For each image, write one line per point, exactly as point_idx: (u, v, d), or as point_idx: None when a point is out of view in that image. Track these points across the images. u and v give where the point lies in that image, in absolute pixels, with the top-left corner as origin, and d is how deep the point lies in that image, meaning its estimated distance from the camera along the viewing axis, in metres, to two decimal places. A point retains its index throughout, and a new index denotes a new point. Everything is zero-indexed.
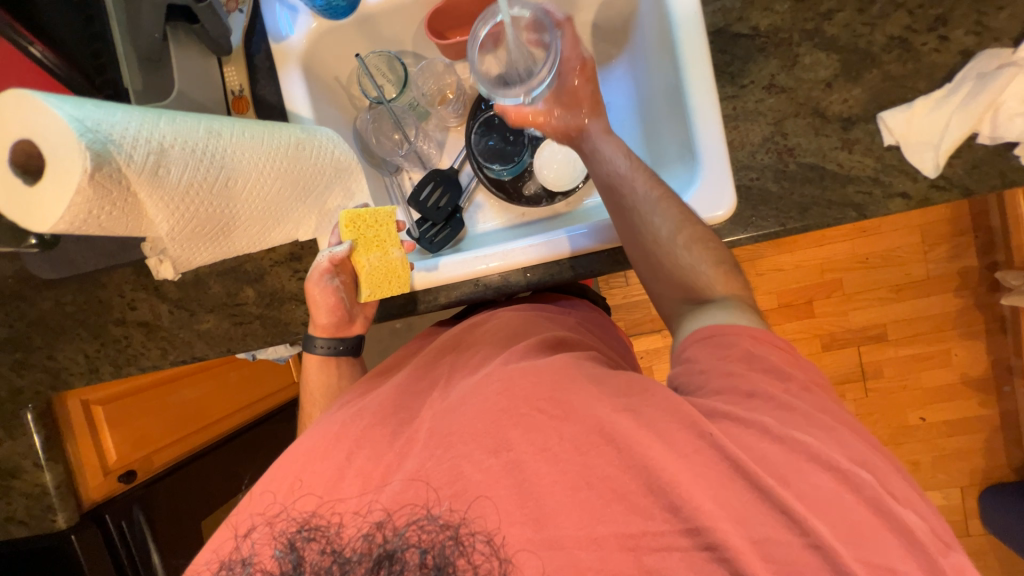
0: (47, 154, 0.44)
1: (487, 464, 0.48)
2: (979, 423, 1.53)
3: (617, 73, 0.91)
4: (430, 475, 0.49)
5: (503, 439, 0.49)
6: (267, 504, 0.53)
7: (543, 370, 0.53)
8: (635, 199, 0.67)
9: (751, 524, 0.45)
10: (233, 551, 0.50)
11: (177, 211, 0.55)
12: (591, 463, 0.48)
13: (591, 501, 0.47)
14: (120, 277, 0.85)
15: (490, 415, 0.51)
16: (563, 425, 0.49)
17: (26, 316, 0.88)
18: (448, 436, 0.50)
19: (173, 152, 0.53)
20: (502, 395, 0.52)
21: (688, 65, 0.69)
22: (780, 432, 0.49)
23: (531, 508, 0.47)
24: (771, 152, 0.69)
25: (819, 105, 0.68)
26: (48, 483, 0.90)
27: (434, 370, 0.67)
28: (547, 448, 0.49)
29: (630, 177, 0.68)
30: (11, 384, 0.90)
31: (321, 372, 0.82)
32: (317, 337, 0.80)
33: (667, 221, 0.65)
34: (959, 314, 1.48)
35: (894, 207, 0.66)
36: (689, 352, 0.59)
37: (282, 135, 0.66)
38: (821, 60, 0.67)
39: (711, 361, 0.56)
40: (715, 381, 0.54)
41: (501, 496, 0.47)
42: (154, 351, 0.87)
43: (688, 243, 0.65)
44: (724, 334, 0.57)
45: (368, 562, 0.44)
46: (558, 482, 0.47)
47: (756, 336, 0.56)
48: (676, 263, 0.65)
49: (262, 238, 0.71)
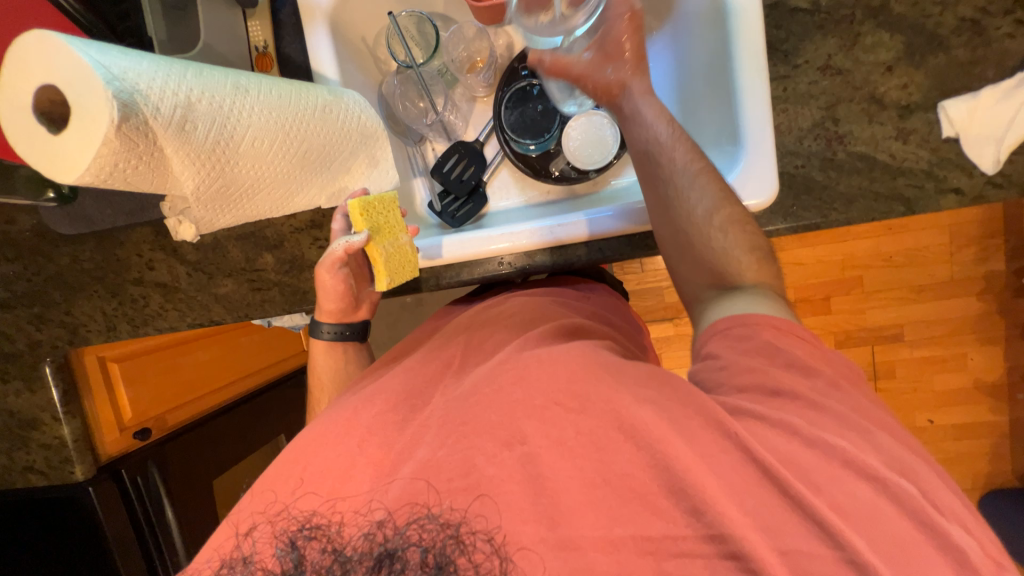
0: (72, 100, 0.42)
1: (500, 457, 0.47)
2: (989, 428, 1.51)
3: (655, 48, 0.86)
4: (441, 465, 0.47)
5: (518, 431, 0.47)
6: (267, 500, 0.51)
7: (562, 360, 0.51)
8: (674, 172, 0.63)
9: (775, 529, 0.44)
10: (234, 550, 0.48)
11: (203, 170, 0.53)
12: (609, 459, 0.46)
13: (608, 500, 0.45)
14: (138, 236, 0.84)
15: (513, 403, 0.49)
16: (580, 417, 0.47)
17: (43, 271, 0.87)
18: (470, 412, 0.50)
19: (201, 108, 0.50)
20: (517, 386, 0.50)
21: (738, 40, 0.65)
22: (810, 434, 0.47)
23: (544, 505, 0.45)
24: (820, 138, 0.65)
25: (876, 90, 0.64)
26: (67, 436, 0.91)
27: (448, 349, 0.65)
28: (564, 442, 0.47)
29: (669, 146, 0.64)
30: (29, 337, 0.90)
31: (325, 359, 0.81)
32: (324, 324, 0.80)
33: (704, 199, 0.62)
34: (981, 318, 1.45)
35: (945, 203, 0.63)
36: (708, 346, 0.57)
37: (309, 96, 0.63)
38: (883, 41, 0.63)
39: (731, 355, 0.54)
40: (736, 377, 0.52)
41: (510, 493, 0.45)
42: (171, 313, 0.87)
43: (723, 223, 0.62)
44: (743, 325, 0.55)
45: (368, 561, 0.40)
46: (571, 480, 0.45)
47: (779, 328, 0.54)
48: (707, 244, 0.62)
49: (285, 203, 0.69)
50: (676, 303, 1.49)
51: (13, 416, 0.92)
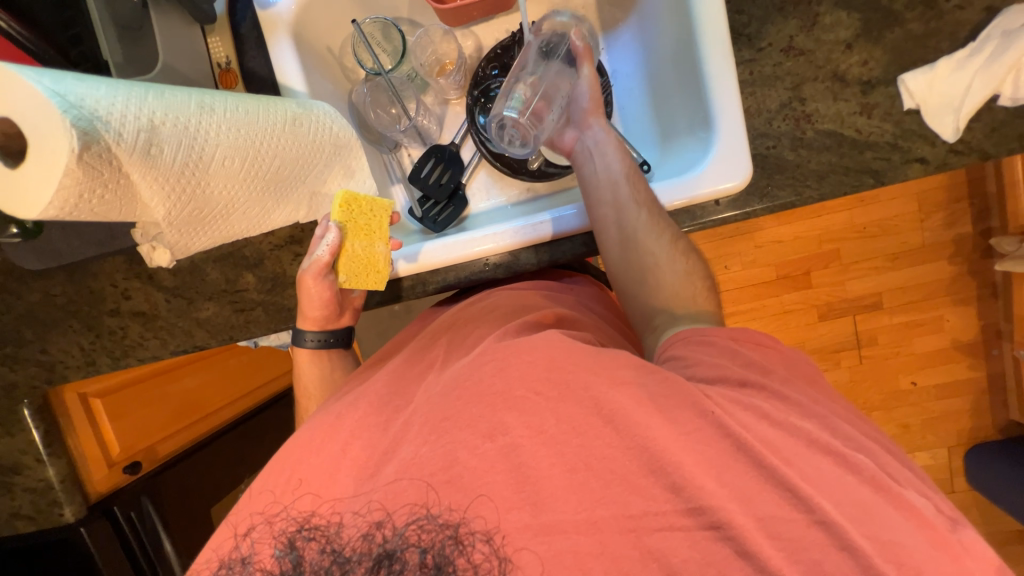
0: (28, 132, 0.41)
1: (482, 449, 0.45)
2: (968, 386, 1.57)
3: (622, 39, 0.88)
4: (422, 463, 0.45)
5: (500, 422, 0.45)
6: (253, 512, 0.49)
7: (536, 347, 0.48)
8: (632, 215, 0.66)
9: (764, 502, 0.44)
10: (233, 550, 0.47)
11: (172, 193, 0.52)
12: (588, 444, 0.45)
13: (590, 483, 0.44)
14: (112, 266, 0.82)
15: (492, 395, 0.46)
16: (560, 404, 0.46)
17: (13, 309, 0.84)
18: (456, 405, 0.47)
19: (165, 130, 0.49)
20: (497, 376, 0.47)
21: (702, 25, 0.66)
22: (777, 418, 0.48)
23: (528, 492, 0.44)
24: (788, 118, 0.67)
25: (838, 68, 0.65)
26: (53, 478, 0.88)
27: (429, 353, 0.63)
28: (544, 430, 0.45)
29: (625, 189, 0.67)
30: (3, 379, 0.87)
31: (313, 368, 0.81)
32: (306, 332, 0.78)
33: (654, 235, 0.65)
34: (954, 280, 1.50)
35: (912, 172, 0.65)
36: (674, 351, 0.58)
37: (277, 110, 0.62)
38: (841, 19, 0.65)
39: (698, 356, 0.55)
40: (706, 372, 0.53)
41: (491, 485, 0.44)
42: (153, 342, 0.85)
43: (682, 255, 0.66)
44: (704, 335, 0.57)
45: (368, 562, 0.42)
46: (556, 466, 0.44)
47: (737, 337, 0.57)
48: (666, 278, 0.65)
49: (261, 220, 0.68)
50: None
51: None
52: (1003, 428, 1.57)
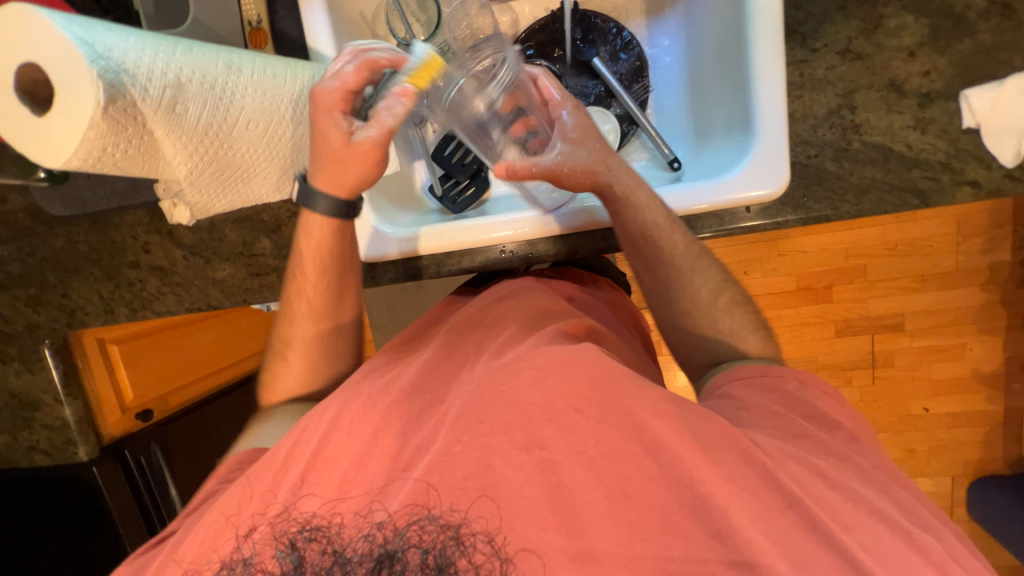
0: (55, 80, 0.40)
1: (519, 461, 0.44)
2: (982, 417, 1.52)
3: (666, 27, 0.84)
4: (455, 463, 0.44)
5: (538, 436, 0.44)
6: (251, 498, 0.47)
7: (583, 364, 0.47)
8: (653, 207, 0.65)
9: (783, 538, 0.42)
10: (234, 551, 0.45)
11: (195, 153, 0.51)
12: (630, 474, 0.43)
13: (629, 516, 0.42)
14: (134, 218, 0.83)
15: (531, 407, 0.45)
16: (601, 428, 0.44)
17: (38, 252, 0.86)
18: (490, 407, 0.46)
19: (191, 88, 0.48)
20: (536, 390, 0.46)
21: (755, 17, 0.62)
22: (832, 474, 0.48)
23: (565, 514, 0.42)
24: (835, 127, 0.63)
25: (896, 77, 0.61)
26: (69, 417, 0.90)
27: (461, 352, 0.58)
28: (584, 451, 0.44)
29: (671, 227, 0.64)
30: (27, 319, 0.88)
31: (334, 239, 0.66)
32: (323, 195, 0.63)
33: (708, 280, 0.66)
34: (985, 308, 1.44)
35: (961, 196, 0.61)
36: (731, 387, 0.58)
37: (305, 76, 0.60)
38: (907, 24, 0.61)
39: (754, 399, 0.55)
40: (762, 416, 0.53)
41: (525, 499, 0.43)
42: (169, 297, 0.86)
43: (701, 265, 0.66)
44: (768, 376, 0.58)
45: (368, 563, 0.41)
46: (594, 493, 0.43)
47: (801, 381, 0.58)
48: (695, 299, 0.66)
49: (281, 188, 0.67)
50: None
51: (14, 397, 0.91)
52: (1013, 463, 1.53)
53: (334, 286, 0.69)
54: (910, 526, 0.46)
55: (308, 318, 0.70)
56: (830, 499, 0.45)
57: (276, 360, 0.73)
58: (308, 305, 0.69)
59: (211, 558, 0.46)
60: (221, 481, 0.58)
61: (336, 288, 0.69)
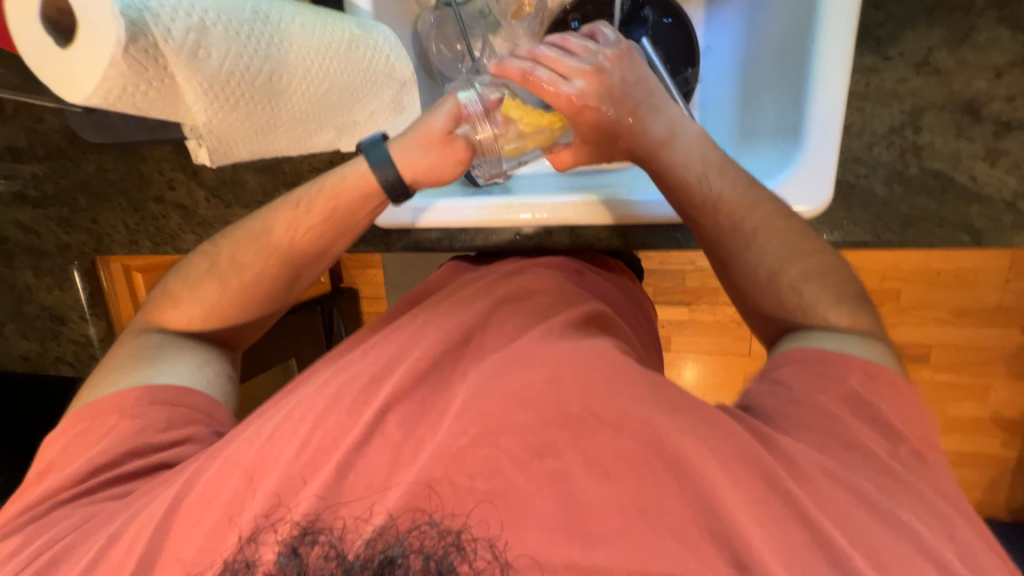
0: (77, 14, 0.40)
1: (530, 468, 0.41)
2: (992, 461, 1.47)
3: (726, 12, 0.77)
4: (462, 457, 0.41)
5: (549, 441, 0.42)
6: (243, 453, 0.46)
7: (590, 362, 0.46)
8: (698, 185, 0.58)
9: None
10: (238, 553, 0.41)
11: (215, 103, 0.50)
12: (640, 485, 0.41)
13: (637, 530, 0.39)
14: (161, 154, 0.84)
15: (546, 406, 0.43)
16: (608, 431, 0.42)
17: (70, 176, 0.87)
18: (495, 401, 0.44)
19: (214, 33, 0.47)
20: (546, 384, 0.45)
21: (828, 15, 0.56)
22: (857, 497, 0.43)
23: (572, 524, 0.39)
24: (894, 147, 0.58)
25: (974, 99, 0.55)
26: (93, 336, 0.98)
27: (469, 318, 0.57)
28: (597, 460, 0.41)
29: (737, 218, 0.57)
30: (58, 239, 0.91)
31: (359, 197, 0.62)
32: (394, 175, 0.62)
33: (770, 258, 0.56)
34: (1020, 353, 1.36)
35: (1020, 241, 0.56)
36: (782, 372, 0.52)
37: (334, 28, 0.58)
38: (1000, 39, 0.54)
39: (808, 391, 0.49)
40: (805, 420, 0.48)
41: (539, 510, 0.39)
42: (189, 236, 0.87)
43: (785, 245, 0.56)
44: (833, 365, 0.50)
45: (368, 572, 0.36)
46: (608, 505, 0.40)
47: (871, 375, 0.50)
48: (750, 273, 0.57)
49: (304, 143, 0.63)
50: (698, 287, 1.36)
51: (46, 310, 0.97)
52: (1014, 512, 1.48)
53: (330, 237, 0.63)
54: None
55: (271, 260, 0.63)
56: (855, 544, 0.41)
57: (203, 275, 0.65)
58: (282, 248, 0.63)
59: (214, 561, 0.41)
60: (128, 417, 0.56)
61: (314, 249, 0.64)
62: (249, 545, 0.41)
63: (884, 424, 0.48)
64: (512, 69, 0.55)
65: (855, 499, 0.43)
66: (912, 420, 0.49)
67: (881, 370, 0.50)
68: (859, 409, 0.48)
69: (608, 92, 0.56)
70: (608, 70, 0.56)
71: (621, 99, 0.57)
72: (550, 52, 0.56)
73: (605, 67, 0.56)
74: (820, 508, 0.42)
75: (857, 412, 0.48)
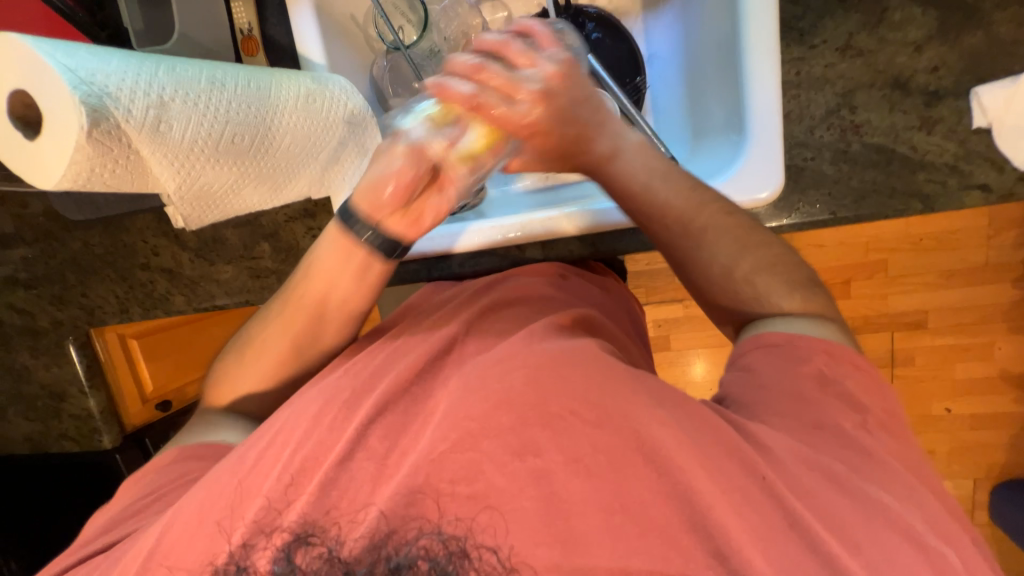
0: (46, 111, 0.43)
1: (512, 469, 0.42)
2: (1009, 420, 1.45)
3: (665, 20, 0.81)
4: (444, 464, 0.42)
5: (531, 442, 0.43)
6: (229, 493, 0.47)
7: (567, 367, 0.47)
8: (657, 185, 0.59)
9: (787, 560, 0.39)
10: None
11: (183, 169, 0.52)
12: (626, 484, 0.41)
13: (625, 527, 0.40)
14: (143, 222, 0.86)
15: (525, 408, 0.44)
16: (596, 433, 0.43)
17: (58, 255, 0.89)
18: (481, 408, 0.44)
19: (175, 106, 0.50)
20: (525, 390, 0.45)
21: (751, 15, 0.59)
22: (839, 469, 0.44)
23: (559, 527, 0.40)
24: (833, 128, 0.60)
25: (900, 74, 0.58)
26: (93, 408, 0.97)
27: (447, 329, 0.57)
28: (580, 459, 0.42)
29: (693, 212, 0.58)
30: (52, 317, 0.93)
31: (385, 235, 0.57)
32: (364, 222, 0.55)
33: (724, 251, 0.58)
34: (1015, 307, 1.37)
35: (969, 200, 0.58)
36: (747, 358, 0.53)
37: (291, 86, 0.62)
38: (913, 17, 0.57)
39: (772, 376, 0.50)
40: (776, 400, 0.49)
41: (520, 510, 0.41)
42: (178, 297, 0.89)
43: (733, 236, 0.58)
44: (796, 345, 0.52)
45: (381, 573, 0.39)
46: (590, 502, 0.41)
47: (833, 355, 0.51)
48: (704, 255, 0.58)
49: (274, 195, 0.66)
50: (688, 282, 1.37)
51: (45, 387, 0.96)
52: None
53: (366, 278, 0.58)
54: (938, 546, 0.42)
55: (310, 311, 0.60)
56: (846, 517, 0.42)
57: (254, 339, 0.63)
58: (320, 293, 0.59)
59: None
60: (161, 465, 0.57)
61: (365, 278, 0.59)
62: (243, 551, 0.42)
63: (858, 398, 0.49)
64: (454, 93, 0.50)
65: (825, 468, 0.44)
66: (878, 390, 0.50)
67: (840, 348, 0.52)
68: (821, 377, 0.50)
69: (557, 113, 0.54)
70: (557, 91, 0.53)
71: (571, 120, 0.55)
72: (493, 67, 0.51)
73: (552, 87, 0.53)
74: (802, 483, 0.43)
75: (826, 388, 0.49)
